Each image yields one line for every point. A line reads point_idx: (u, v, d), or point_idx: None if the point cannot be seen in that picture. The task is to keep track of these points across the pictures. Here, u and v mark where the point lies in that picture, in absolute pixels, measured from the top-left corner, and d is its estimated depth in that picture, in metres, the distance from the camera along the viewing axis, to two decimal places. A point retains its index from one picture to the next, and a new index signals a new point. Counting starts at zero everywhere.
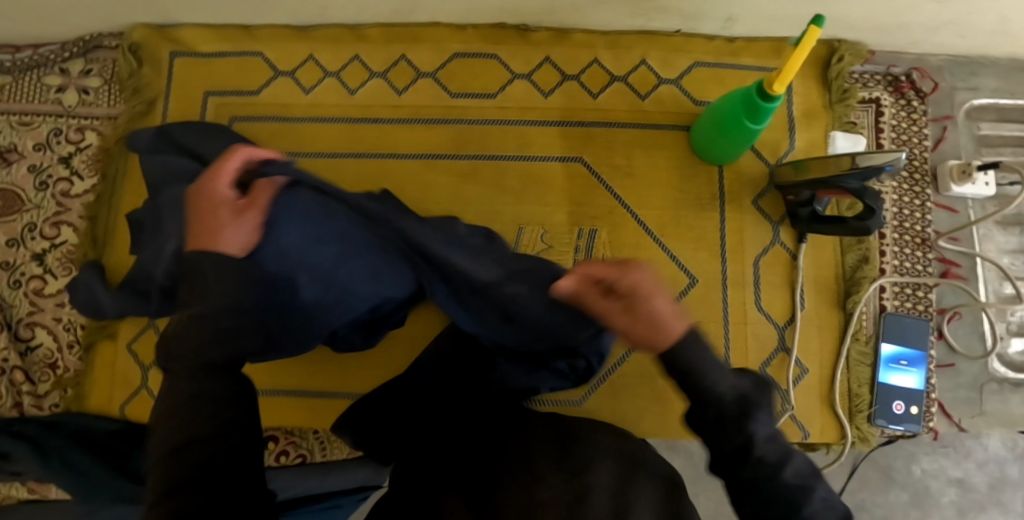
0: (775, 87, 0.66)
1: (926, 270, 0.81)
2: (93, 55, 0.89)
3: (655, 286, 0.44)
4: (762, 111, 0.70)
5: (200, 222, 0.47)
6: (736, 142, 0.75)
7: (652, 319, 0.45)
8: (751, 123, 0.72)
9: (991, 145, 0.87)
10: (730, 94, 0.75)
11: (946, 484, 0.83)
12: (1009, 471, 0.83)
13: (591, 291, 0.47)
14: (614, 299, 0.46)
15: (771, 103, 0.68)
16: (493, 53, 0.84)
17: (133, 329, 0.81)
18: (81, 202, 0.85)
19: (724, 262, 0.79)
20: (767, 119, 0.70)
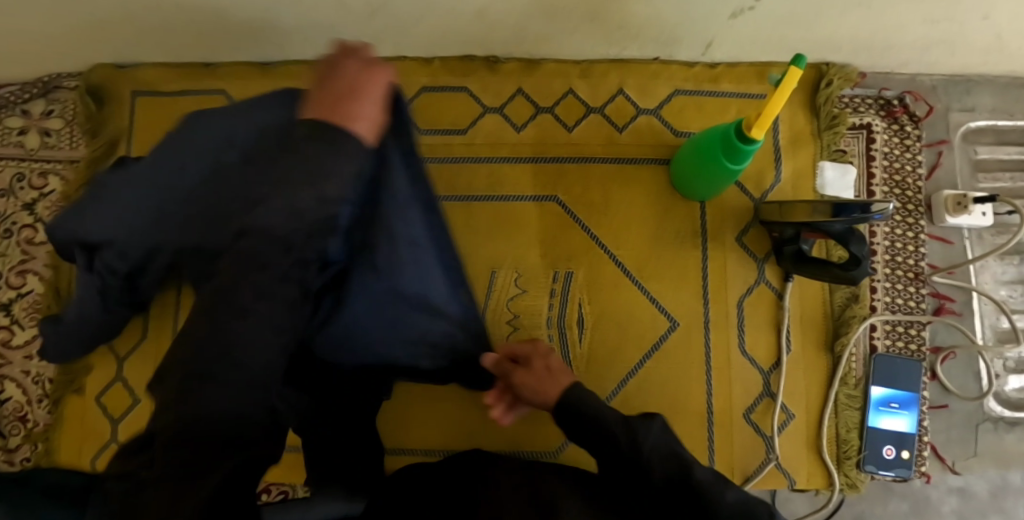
0: (754, 130, 0.62)
1: (918, 306, 0.77)
2: (54, 96, 0.86)
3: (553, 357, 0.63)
4: (741, 152, 0.66)
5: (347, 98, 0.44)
6: (715, 180, 0.72)
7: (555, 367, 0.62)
8: (730, 163, 0.67)
9: (988, 170, 0.83)
10: (710, 129, 0.71)
11: (946, 495, 0.78)
12: (1010, 479, 0.78)
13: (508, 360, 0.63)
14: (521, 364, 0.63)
15: (751, 145, 0.64)
16: (461, 86, 0.81)
17: (101, 382, 0.79)
18: (46, 249, 0.84)
19: (707, 304, 0.76)
20: (747, 160, 0.66)
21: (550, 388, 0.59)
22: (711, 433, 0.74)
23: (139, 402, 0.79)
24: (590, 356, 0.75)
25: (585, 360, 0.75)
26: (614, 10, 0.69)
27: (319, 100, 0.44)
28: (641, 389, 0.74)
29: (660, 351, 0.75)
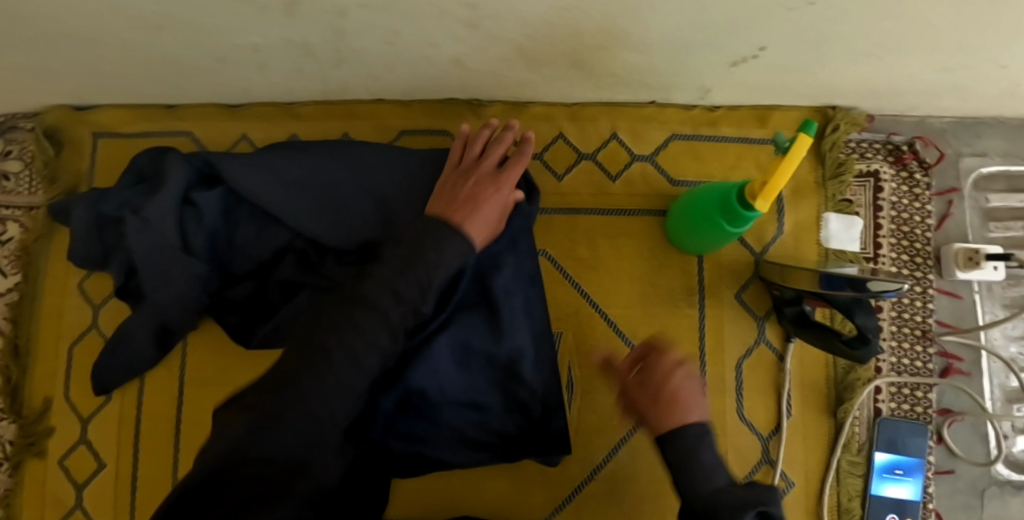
0: (758, 201, 0.58)
1: (925, 367, 0.74)
2: (9, 136, 0.80)
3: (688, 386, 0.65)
4: (741, 218, 0.61)
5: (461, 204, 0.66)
6: (712, 239, 0.67)
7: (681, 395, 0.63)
8: (729, 227, 0.63)
9: (999, 219, 0.79)
10: (708, 186, 0.67)
11: None
12: None
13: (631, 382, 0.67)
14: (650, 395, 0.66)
15: (752, 212, 0.60)
16: (443, 130, 0.76)
17: (65, 445, 0.75)
18: (3, 301, 0.78)
19: (704, 367, 0.72)
20: (747, 226, 0.62)
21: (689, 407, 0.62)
22: None
23: (104, 467, 0.74)
24: (579, 426, 0.72)
25: (575, 429, 0.71)
26: (604, 58, 0.65)
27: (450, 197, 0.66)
28: (631, 462, 0.71)
29: None
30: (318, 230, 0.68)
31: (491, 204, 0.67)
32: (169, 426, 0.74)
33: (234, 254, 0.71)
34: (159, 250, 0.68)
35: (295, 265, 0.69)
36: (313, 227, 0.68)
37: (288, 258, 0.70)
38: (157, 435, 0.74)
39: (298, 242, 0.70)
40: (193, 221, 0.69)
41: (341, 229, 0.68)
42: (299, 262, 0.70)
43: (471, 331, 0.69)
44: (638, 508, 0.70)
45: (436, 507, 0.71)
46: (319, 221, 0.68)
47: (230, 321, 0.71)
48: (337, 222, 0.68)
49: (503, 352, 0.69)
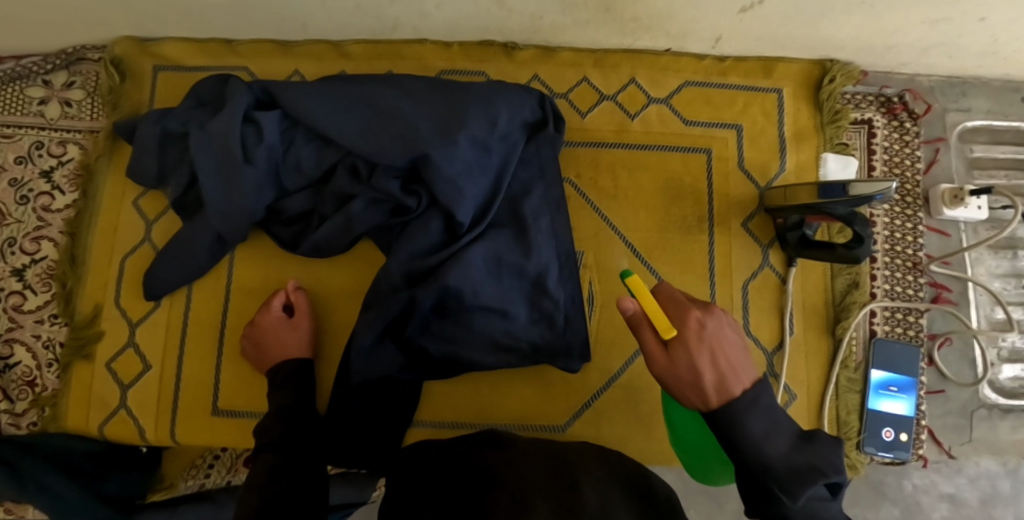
0: None
1: (916, 294, 0.80)
2: (76, 68, 0.88)
3: (720, 338, 0.53)
4: None
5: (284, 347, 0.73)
6: None
7: (708, 346, 0.52)
8: None
9: (983, 168, 0.86)
10: None
11: (938, 501, 0.81)
12: (1002, 487, 0.81)
13: (646, 327, 0.55)
14: (666, 347, 0.54)
15: None
16: (479, 71, 0.83)
17: (112, 348, 0.80)
18: (62, 216, 0.84)
19: (712, 286, 0.78)
20: None
21: (736, 376, 0.51)
22: None
23: (149, 369, 0.79)
24: (599, 336, 0.77)
25: (594, 340, 0.77)
26: (628, 2, 0.72)
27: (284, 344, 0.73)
28: (644, 372, 0.77)
29: None
30: (365, 150, 0.72)
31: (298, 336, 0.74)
32: (214, 333, 0.79)
33: (288, 170, 0.76)
34: (221, 164, 0.73)
35: (343, 184, 0.74)
36: (363, 147, 0.72)
37: (338, 176, 0.74)
38: (201, 342, 0.79)
39: (348, 159, 0.75)
40: (252, 139, 0.74)
41: (387, 148, 0.72)
42: (346, 177, 0.74)
43: (505, 247, 0.73)
44: (651, 415, 0.76)
45: (462, 413, 0.76)
46: (369, 140, 0.72)
47: (285, 232, 0.78)
48: (384, 139, 0.72)
49: (532, 267, 0.73)
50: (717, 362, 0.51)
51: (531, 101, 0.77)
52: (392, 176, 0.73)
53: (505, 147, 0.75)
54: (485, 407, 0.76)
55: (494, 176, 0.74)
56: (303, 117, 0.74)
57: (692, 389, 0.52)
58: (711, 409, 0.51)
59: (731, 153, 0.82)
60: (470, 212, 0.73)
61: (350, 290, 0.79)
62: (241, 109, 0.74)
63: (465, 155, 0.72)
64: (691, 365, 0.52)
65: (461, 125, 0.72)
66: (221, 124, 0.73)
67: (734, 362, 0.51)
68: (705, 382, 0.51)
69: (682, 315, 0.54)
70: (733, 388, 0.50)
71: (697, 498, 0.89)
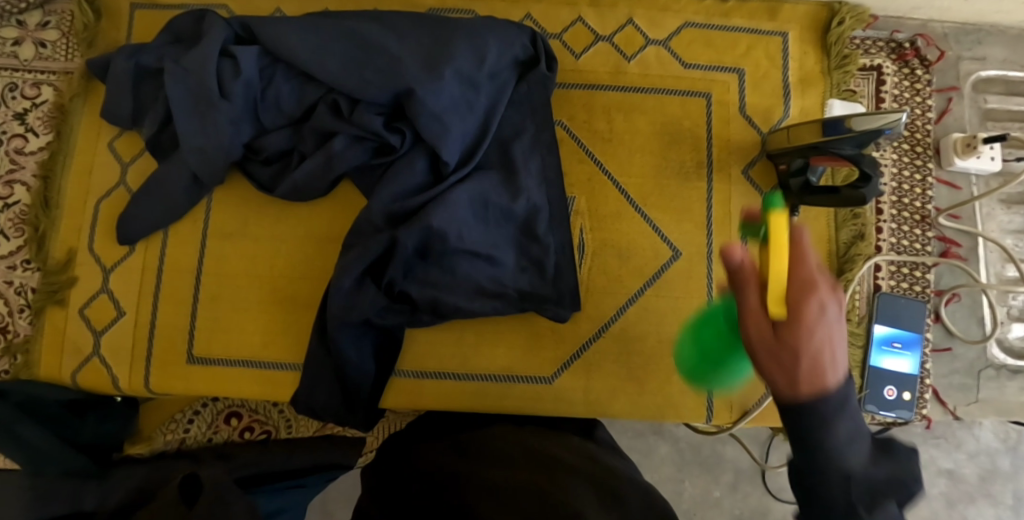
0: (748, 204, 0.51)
1: (924, 249, 0.77)
2: (51, 7, 0.85)
3: (839, 327, 0.34)
4: None
5: None
6: None
7: (823, 332, 0.34)
8: None
9: (997, 120, 0.82)
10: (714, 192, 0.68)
11: (933, 475, 0.82)
12: (998, 463, 0.83)
13: (748, 286, 0.38)
14: (765, 319, 0.36)
15: None
16: (469, 9, 0.79)
17: (86, 294, 0.77)
18: (35, 160, 0.81)
19: (710, 235, 0.75)
20: None
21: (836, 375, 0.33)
22: None
23: (123, 315, 0.76)
24: (589, 286, 0.74)
25: (585, 290, 0.74)
26: None
27: None
28: (638, 321, 0.74)
29: (661, 280, 0.74)
30: (347, 84, 0.69)
31: None
32: (190, 278, 0.76)
33: (268, 107, 0.72)
34: (197, 98, 0.70)
35: (324, 120, 0.71)
36: (345, 81, 0.69)
37: (318, 112, 0.71)
38: (176, 288, 0.76)
39: (328, 93, 0.71)
40: (229, 73, 0.70)
41: (369, 82, 0.68)
42: (326, 112, 0.71)
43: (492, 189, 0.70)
44: (642, 369, 0.73)
45: (446, 363, 0.73)
46: (352, 73, 0.69)
47: (264, 172, 0.75)
48: (366, 73, 0.69)
49: (520, 208, 0.70)
50: (824, 352, 0.33)
51: (522, 37, 0.73)
52: (375, 112, 0.70)
53: (494, 84, 0.71)
54: (471, 357, 0.73)
55: (482, 114, 0.71)
56: (283, 50, 0.70)
57: (775, 369, 0.34)
58: (788, 406, 0.34)
59: (733, 98, 0.78)
60: (456, 151, 0.69)
61: (331, 236, 0.76)
62: (217, 41, 0.71)
63: (451, 91, 0.68)
64: (781, 353, 0.34)
65: (448, 59, 0.68)
66: (196, 57, 0.70)
67: (840, 357, 0.34)
68: (797, 369, 0.34)
69: (806, 283, 0.35)
70: (829, 382, 0.33)
71: (695, 470, 0.91)
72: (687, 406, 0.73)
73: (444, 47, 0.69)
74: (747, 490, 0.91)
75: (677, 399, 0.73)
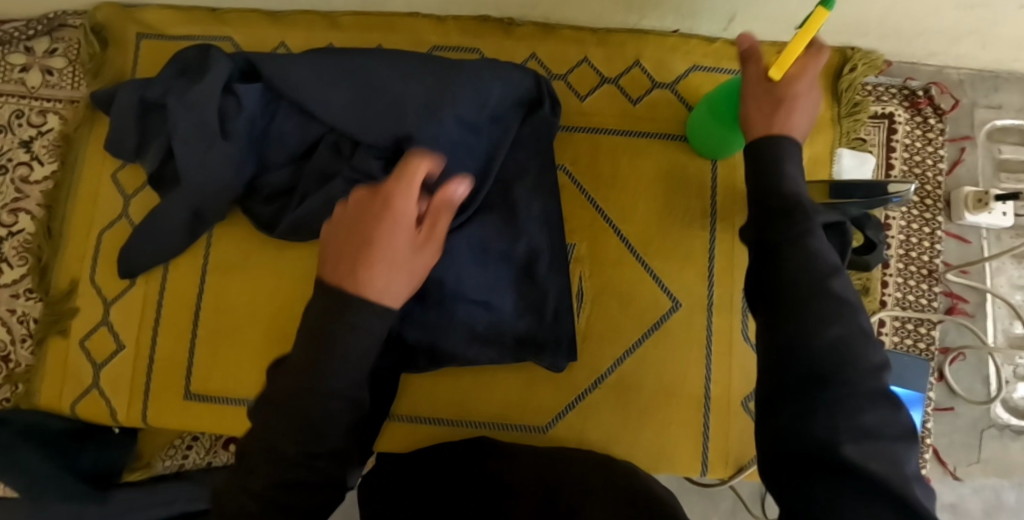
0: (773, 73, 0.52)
1: (930, 304, 0.75)
2: (58, 34, 0.85)
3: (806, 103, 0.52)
4: None
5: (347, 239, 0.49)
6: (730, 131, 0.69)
7: (790, 97, 0.52)
8: None
9: (1011, 170, 0.80)
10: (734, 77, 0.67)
11: None
12: None
13: (750, 61, 0.54)
14: (773, 91, 0.52)
15: None
16: (474, 47, 0.79)
17: (87, 326, 0.78)
18: (41, 188, 0.82)
19: (711, 285, 0.74)
20: None
21: (802, 116, 0.51)
22: (706, 417, 0.73)
23: (123, 349, 0.77)
24: (587, 332, 0.74)
25: (582, 338, 0.73)
26: None
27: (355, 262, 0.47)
28: (635, 370, 0.73)
29: (660, 330, 0.73)
30: (346, 126, 0.68)
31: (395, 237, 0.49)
32: (190, 312, 0.77)
33: (269, 145, 0.72)
34: (198, 135, 0.70)
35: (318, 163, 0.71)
36: (345, 124, 0.68)
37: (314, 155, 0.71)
38: (177, 322, 0.77)
39: (328, 134, 0.71)
40: (231, 110, 0.70)
41: (367, 126, 0.68)
42: (324, 153, 0.70)
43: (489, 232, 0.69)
44: (638, 417, 0.72)
45: (440, 409, 0.73)
46: (350, 116, 0.68)
47: (264, 210, 0.74)
48: (366, 117, 0.68)
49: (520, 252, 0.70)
50: (795, 106, 0.51)
51: (525, 80, 0.72)
52: (375, 156, 0.69)
53: (496, 129, 0.70)
54: (466, 404, 0.73)
55: (484, 158, 0.70)
56: (287, 89, 0.70)
57: (762, 120, 0.51)
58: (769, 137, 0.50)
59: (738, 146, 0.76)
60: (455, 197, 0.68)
61: None
62: (220, 76, 0.70)
63: (452, 136, 0.68)
64: (772, 110, 0.51)
65: (450, 103, 0.68)
66: (198, 93, 0.69)
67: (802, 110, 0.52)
68: (777, 117, 0.51)
69: (793, 79, 0.52)
70: (795, 124, 0.51)
71: None
72: (682, 458, 0.72)
73: (447, 88, 0.68)
74: None
75: (672, 450, 0.72)
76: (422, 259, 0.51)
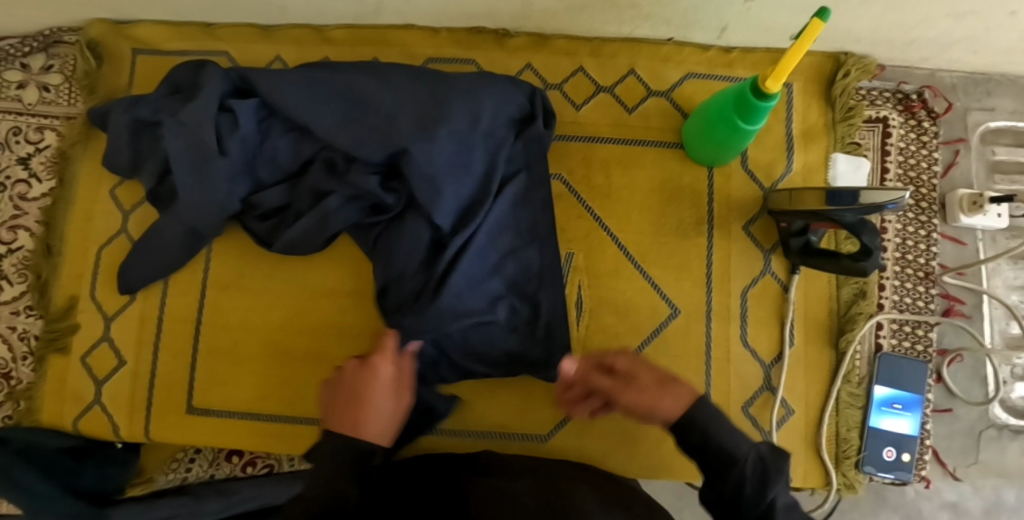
0: (770, 84, 0.61)
1: (927, 306, 0.75)
2: (54, 51, 0.85)
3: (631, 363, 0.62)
4: (755, 110, 0.64)
5: (349, 408, 0.55)
6: (727, 142, 0.70)
7: (655, 388, 0.58)
8: (743, 123, 0.66)
9: (1005, 172, 0.80)
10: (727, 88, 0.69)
11: None
12: None
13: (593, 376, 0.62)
14: (610, 379, 0.62)
15: (766, 102, 0.63)
16: (468, 59, 0.79)
17: (88, 343, 0.78)
18: (39, 206, 0.82)
19: (709, 292, 0.74)
20: (761, 119, 0.65)
21: (671, 402, 0.57)
22: None
23: (124, 365, 0.77)
24: (586, 341, 0.74)
25: (581, 347, 0.73)
26: None
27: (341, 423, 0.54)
28: None
29: (659, 338, 0.74)
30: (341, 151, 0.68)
31: (384, 397, 0.56)
32: (190, 328, 0.76)
33: (265, 162, 0.73)
34: (194, 157, 0.70)
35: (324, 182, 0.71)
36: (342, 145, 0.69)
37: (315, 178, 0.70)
38: (177, 337, 0.76)
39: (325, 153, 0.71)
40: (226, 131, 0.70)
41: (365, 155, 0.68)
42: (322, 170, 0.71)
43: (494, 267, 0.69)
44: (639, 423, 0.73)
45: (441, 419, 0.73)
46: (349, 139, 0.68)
47: (260, 226, 0.75)
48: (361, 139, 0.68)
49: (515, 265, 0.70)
50: (654, 385, 0.59)
51: (518, 95, 0.72)
52: (370, 172, 0.69)
53: (492, 145, 0.70)
54: (467, 414, 0.73)
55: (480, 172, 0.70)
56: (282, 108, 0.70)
57: (644, 406, 0.58)
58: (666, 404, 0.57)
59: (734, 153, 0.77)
60: (451, 214, 0.68)
61: (327, 290, 0.76)
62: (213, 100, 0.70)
63: (446, 156, 0.67)
64: (656, 387, 0.58)
65: (446, 121, 0.67)
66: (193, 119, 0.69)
67: (664, 392, 0.58)
68: (662, 406, 0.57)
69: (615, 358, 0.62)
70: (672, 405, 0.57)
71: None
72: (684, 466, 0.72)
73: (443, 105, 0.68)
74: None
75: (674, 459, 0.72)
76: (401, 401, 0.58)
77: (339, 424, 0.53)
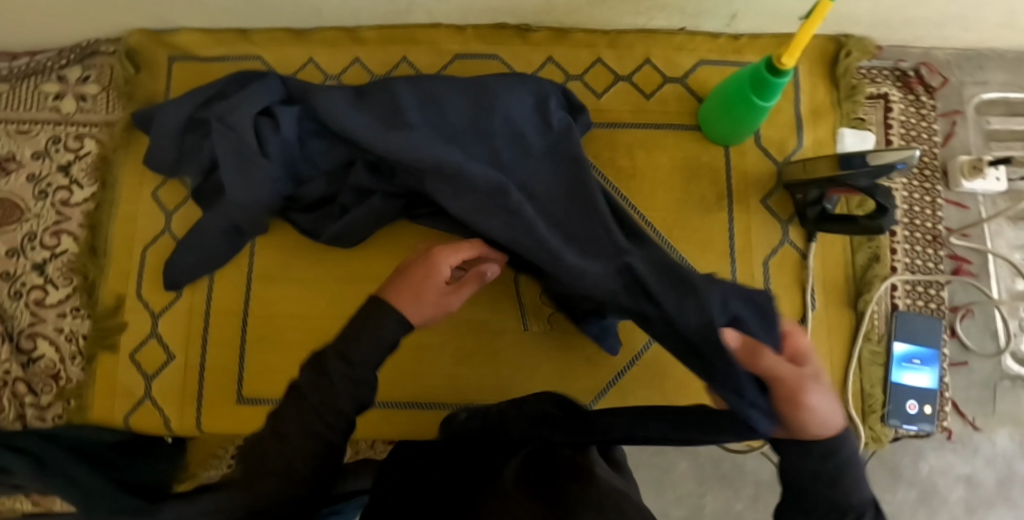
0: (784, 60, 0.65)
1: (937, 267, 0.80)
2: (90, 62, 0.88)
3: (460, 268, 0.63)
4: (770, 86, 0.69)
5: (403, 286, 0.55)
6: (743, 120, 0.74)
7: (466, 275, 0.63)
8: (759, 100, 0.70)
9: (1000, 140, 0.86)
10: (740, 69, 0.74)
11: (955, 481, 0.81)
12: None
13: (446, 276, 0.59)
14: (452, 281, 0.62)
15: (780, 77, 0.68)
16: (493, 55, 0.83)
17: (136, 340, 0.80)
18: (81, 210, 0.84)
19: (733, 262, 0.79)
20: (775, 95, 0.69)
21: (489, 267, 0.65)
22: None
23: (173, 359, 0.79)
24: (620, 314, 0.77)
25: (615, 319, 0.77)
26: None
27: (410, 301, 0.54)
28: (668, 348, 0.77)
29: None
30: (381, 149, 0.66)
31: (432, 282, 0.57)
32: (236, 321, 0.79)
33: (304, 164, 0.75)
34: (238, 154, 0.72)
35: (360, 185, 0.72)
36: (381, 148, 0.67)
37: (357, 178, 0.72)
38: (224, 329, 0.79)
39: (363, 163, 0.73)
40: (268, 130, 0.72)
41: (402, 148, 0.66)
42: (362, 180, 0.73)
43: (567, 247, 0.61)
44: (675, 390, 0.76)
45: (486, 395, 0.76)
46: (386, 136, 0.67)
47: (305, 219, 0.77)
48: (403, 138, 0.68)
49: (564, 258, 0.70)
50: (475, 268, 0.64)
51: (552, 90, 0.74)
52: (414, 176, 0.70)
53: (548, 142, 0.70)
54: (509, 389, 0.76)
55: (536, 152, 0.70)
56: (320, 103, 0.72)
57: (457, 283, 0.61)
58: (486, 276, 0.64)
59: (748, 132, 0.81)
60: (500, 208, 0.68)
61: (373, 277, 0.79)
62: (257, 99, 0.73)
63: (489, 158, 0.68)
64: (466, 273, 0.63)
65: (491, 127, 0.69)
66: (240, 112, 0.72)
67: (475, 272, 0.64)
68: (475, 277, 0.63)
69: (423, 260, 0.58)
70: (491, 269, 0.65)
71: (716, 485, 1.01)
72: None
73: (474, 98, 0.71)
74: (765, 503, 1.01)
75: None
76: (450, 298, 0.59)
77: (390, 289, 0.55)
